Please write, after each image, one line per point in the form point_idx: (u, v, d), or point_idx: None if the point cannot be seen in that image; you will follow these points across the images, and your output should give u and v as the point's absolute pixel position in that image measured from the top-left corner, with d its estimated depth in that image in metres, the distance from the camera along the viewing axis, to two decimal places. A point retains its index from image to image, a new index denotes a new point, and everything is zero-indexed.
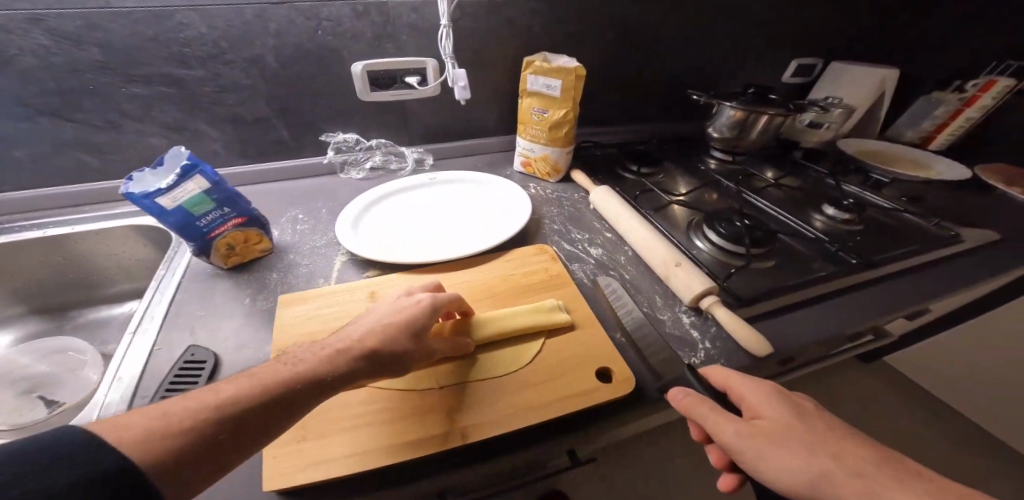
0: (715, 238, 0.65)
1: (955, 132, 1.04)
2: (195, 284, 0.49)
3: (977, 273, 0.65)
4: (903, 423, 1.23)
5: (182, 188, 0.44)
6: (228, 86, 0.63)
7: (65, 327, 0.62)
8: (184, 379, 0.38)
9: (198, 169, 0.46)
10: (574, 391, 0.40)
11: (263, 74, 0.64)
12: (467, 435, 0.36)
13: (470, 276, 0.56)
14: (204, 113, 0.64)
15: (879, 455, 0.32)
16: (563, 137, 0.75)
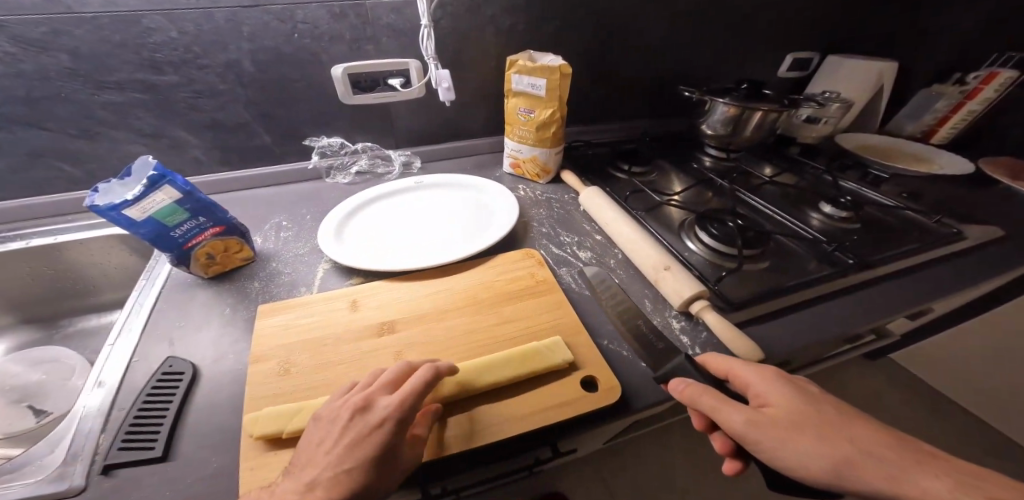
0: (706, 239, 0.56)
1: (959, 125, 1.00)
2: (176, 292, 0.51)
3: (986, 272, 0.59)
4: (912, 425, 1.12)
5: (152, 201, 0.43)
6: (204, 92, 0.63)
7: (55, 337, 0.66)
8: (160, 390, 0.39)
9: (166, 179, 0.44)
10: (546, 405, 0.39)
11: (238, 78, 0.63)
12: (444, 448, 0.36)
13: (446, 285, 0.52)
14: (182, 118, 0.64)
15: (891, 438, 0.32)
16: (551, 137, 0.68)
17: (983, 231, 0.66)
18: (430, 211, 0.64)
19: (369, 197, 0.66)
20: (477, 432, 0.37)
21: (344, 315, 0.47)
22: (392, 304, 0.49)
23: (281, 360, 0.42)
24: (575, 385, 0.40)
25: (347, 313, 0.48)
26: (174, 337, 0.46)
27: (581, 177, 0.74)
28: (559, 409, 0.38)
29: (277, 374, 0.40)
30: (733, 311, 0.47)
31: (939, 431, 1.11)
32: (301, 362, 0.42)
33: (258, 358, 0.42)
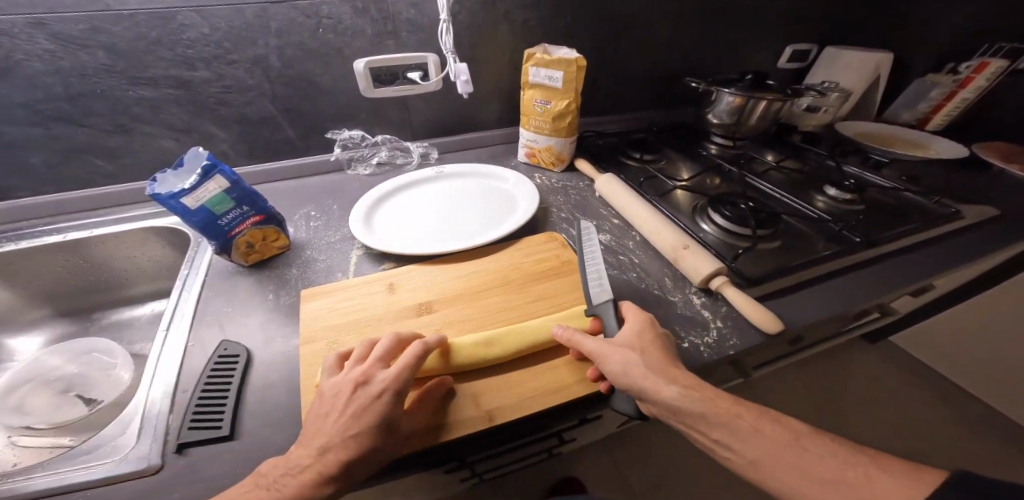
0: (720, 221, 0.59)
1: (952, 113, 1.03)
2: (218, 281, 0.53)
3: (983, 248, 0.62)
4: (914, 404, 1.16)
5: (205, 189, 0.46)
6: (234, 87, 0.65)
7: (91, 328, 0.68)
8: (219, 372, 0.42)
9: (218, 168, 0.47)
10: (584, 377, 0.42)
11: (266, 73, 0.65)
12: (492, 418, 0.38)
13: (475, 268, 0.54)
14: (212, 113, 0.66)
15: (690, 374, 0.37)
16: (567, 127, 0.70)
17: (980, 210, 0.70)
18: (454, 200, 0.67)
19: (393, 186, 0.68)
20: (522, 402, 0.40)
21: (383, 297, 0.50)
22: (429, 287, 0.51)
23: (329, 340, 0.45)
24: None
25: (386, 295, 0.50)
26: (224, 322, 0.48)
27: (595, 164, 0.77)
28: (595, 381, 0.41)
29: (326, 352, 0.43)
30: (750, 287, 0.50)
31: (939, 407, 1.15)
32: (348, 342, 0.45)
33: (308, 339, 0.45)
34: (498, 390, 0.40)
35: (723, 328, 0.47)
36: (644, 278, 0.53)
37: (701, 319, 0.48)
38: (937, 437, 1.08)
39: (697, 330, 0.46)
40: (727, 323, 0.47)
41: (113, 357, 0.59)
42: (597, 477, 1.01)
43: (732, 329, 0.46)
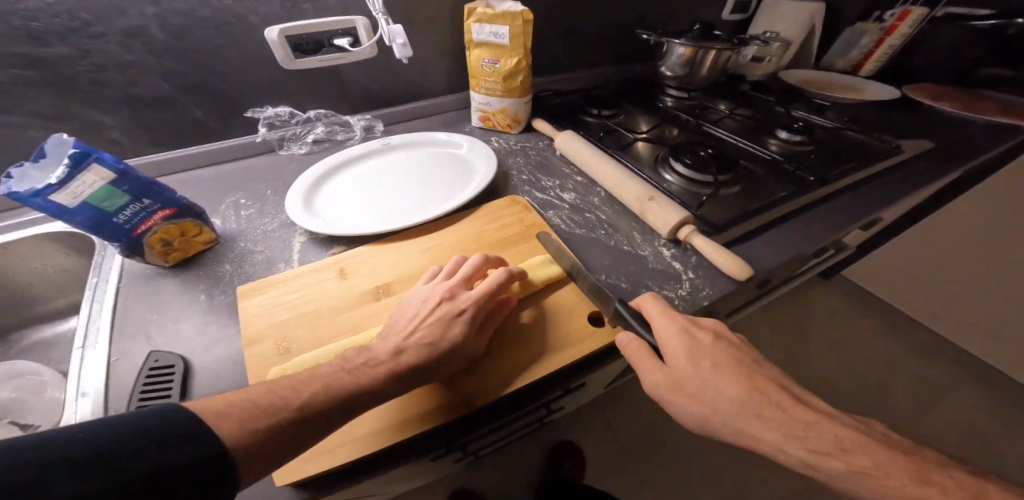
0: (682, 170, 0.58)
1: (882, 58, 1.02)
2: (139, 286, 0.46)
3: (922, 177, 0.65)
4: (861, 329, 1.27)
5: (82, 184, 0.36)
6: (107, 64, 0.53)
7: (11, 352, 0.58)
8: (153, 388, 0.36)
9: (92, 156, 0.36)
10: (563, 343, 0.40)
11: (149, 48, 0.54)
12: (468, 403, 0.36)
13: (435, 241, 0.51)
14: (88, 96, 0.54)
15: (767, 400, 0.31)
16: (519, 86, 0.66)
17: (918, 144, 0.73)
18: (406, 172, 0.61)
19: (335, 163, 0.62)
20: (500, 379, 0.38)
21: (334, 283, 0.45)
22: (385, 268, 0.47)
23: (275, 338, 0.40)
24: (582, 321, 0.42)
25: (337, 281, 0.45)
26: (152, 332, 0.42)
27: (553, 124, 0.73)
28: (570, 350, 0.39)
29: (272, 356, 0.38)
30: (717, 234, 0.49)
31: (881, 329, 1.27)
32: (300, 339, 0.40)
33: (251, 341, 0.40)
34: (472, 372, 0.38)
35: (695, 278, 0.46)
36: (612, 234, 0.52)
37: (672, 271, 0.47)
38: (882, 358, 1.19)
39: (670, 284, 0.45)
40: (698, 274, 0.46)
41: (40, 375, 0.52)
42: (585, 434, 1.04)
43: (703, 279, 0.46)
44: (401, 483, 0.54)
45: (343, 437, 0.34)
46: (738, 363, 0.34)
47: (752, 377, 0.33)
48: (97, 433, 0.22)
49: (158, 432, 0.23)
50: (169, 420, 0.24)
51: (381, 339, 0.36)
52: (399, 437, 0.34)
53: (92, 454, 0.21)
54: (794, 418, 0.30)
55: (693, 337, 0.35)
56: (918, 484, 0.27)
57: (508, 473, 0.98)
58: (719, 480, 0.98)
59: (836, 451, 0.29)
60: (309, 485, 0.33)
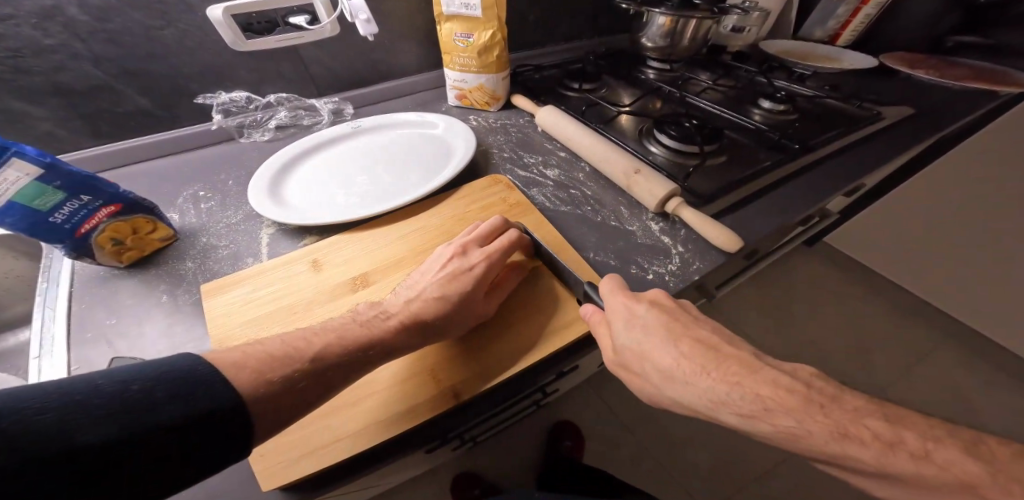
0: (668, 142, 0.56)
1: (859, 28, 0.95)
2: (93, 289, 0.42)
3: (902, 142, 0.65)
4: (841, 294, 1.31)
5: (5, 182, 0.32)
6: (25, 50, 0.47)
7: None
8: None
9: (13, 149, 0.32)
10: (559, 323, 0.39)
11: (71, 30, 0.48)
12: (458, 395, 0.35)
13: (413, 226, 0.48)
14: (9, 87, 0.48)
15: (702, 374, 0.29)
16: (496, 61, 0.62)
17: (898, 110, 0.72)
18: (381, 154, 0.58)
19: (303, 148, 0.58)
20: (494, 365, 0.36)
21: (307, 276, 0.43)
22: (361, 256, 0.45)
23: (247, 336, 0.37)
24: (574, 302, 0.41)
25: (311, 273, 0.43)
26: (111, 337, 0.39)
27: (533, 99, 0.70)
28: (561, 332, 0.38)
29: None
30: (705, 205, 0.48)
31: (861, 293, 1.31)
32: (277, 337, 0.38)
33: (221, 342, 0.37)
34: (462, 362, 0.37)
35: (685, 252, 0.45)
36: (600, 210, 0.50)
37: (662, 246, 0.46)
38: (861, 321, 1.23)
39: (660, 259, 0.44)
40: (688, 248, 0.45)
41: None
42: (580, 411, 1.05)
43: (693, 253, 0.45)
44: (397, 473, 0.53)
45: (328, 436, 0.32)
46: (672, 330, 0.32)
47: (686, 343, 0.31)
48: (117, 384, 0.23)
49: (173, 386, 0.24)
50: (187, 371, 0.25)
51: (364, 327, 0.34)
52: (392, 432, 0.33)
53: (110, 406, 0.22)
54: (720, 381, 0.28)
55: (633, 312, 0.34)
56: (835, 440, 0.24)
57: (505, 454, 0.98)
58: (711, 447, 1.00)
59: (762, 412, 0.26)
60: (297, 487, 0.31)
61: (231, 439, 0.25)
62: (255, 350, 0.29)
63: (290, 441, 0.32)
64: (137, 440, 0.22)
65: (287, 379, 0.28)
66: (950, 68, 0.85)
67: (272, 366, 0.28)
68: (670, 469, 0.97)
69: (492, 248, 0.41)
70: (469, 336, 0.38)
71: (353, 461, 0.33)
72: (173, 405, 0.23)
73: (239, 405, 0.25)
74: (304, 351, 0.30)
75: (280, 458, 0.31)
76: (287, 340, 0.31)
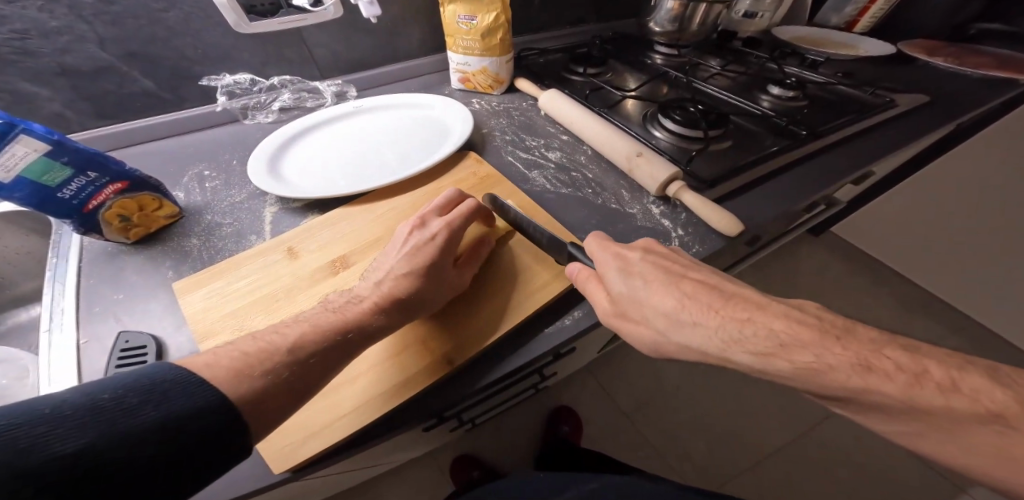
0: (671, 126, 0.56)
1: (878, 14, 0.91)
2: (100, 265, 0.43)
3: (916, 131, 0.63)
4: (850, 287, 1.29)
5: (12, 158, 0.33)
6: (32, 31, 0.48)
7: None
8: (127, 366, 0.35)
9: (19, 127, 0.32)
10: (541, 281, 0.41)
11: (76, 11, 0.48)
12: (452, 361, 0.36)
13: (406, 200, 0.51)
14: (18, 68, 0.49)
15: (713, 316, 0.29)
16: (500, 44, 0.61)
17: (913, 98, 0.70)
18: (370, 138, 0.58)
19: (284, 137, 0.57)
20: (481, 331, 0.38)
21: (284, 264, 0.43)
22: (337, 240, 0.46)
23: (234, 327, 0.38)
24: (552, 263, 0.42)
25: (287, 262, 0.44)
26: (120, 311, 0.40)
27: (537, 83, 0.69)
28: (543, 290, 0.40)
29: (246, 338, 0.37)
30: (707, 189, 0.48)
31: (870, 287, 1.29)
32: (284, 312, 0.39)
33: (205, 336, 0.37)
34: (452, 330, 0.38)
35: (685, 236, 0.44)
36: (600, 193, 0.50)
37: (662, 229, 0.46)
38: (868, 315, 1.21)
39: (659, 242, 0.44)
40: (688, 231, 0.45)
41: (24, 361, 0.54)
42: (581, 399, 1.05)
43: (693, 236, 0.44)
44: (398, 451, 0.54)
45: (331, 414, 0.33)
46: (664, 270, 0.33)
47: (680, 280, 0.32)
48: (85, 397, 0.23)
49: (145, 392, 0.24)
50: (161, 381, 0.25)
51: (337, 313, 0.34)
52: (394, 401, 0.34)
53: (81, 417, 0.22)
54: (726, 318, 0.29)
55: (625, 260, 0.35)
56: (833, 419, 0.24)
57: (506, 438, 1.00)
58: (710, 435, 1.00)
59: (776, 349, 0.27)
60: (306, 466, 0.32)
61: (215, 438, 0.25)
62: (229, 351, 0.29)
63: (296, 424, 0.33)
64: (114, 447, 0.22)
65: (270, 372, 0.29)
66: (971, 56, 0.82)
67: (250, 362, 0.29)
68: (668, 456, 0.97)
69: (451, 216, 0.42)
70: (457, 308, 0.39)
71: (359, 438, 0.34)
72: (147, 409, 0.23)
73: (218, 402, 0.26)
74: (279, 342, 0.31)
75: (287, 440, 0.32)
76: (260, 337, 0.31)
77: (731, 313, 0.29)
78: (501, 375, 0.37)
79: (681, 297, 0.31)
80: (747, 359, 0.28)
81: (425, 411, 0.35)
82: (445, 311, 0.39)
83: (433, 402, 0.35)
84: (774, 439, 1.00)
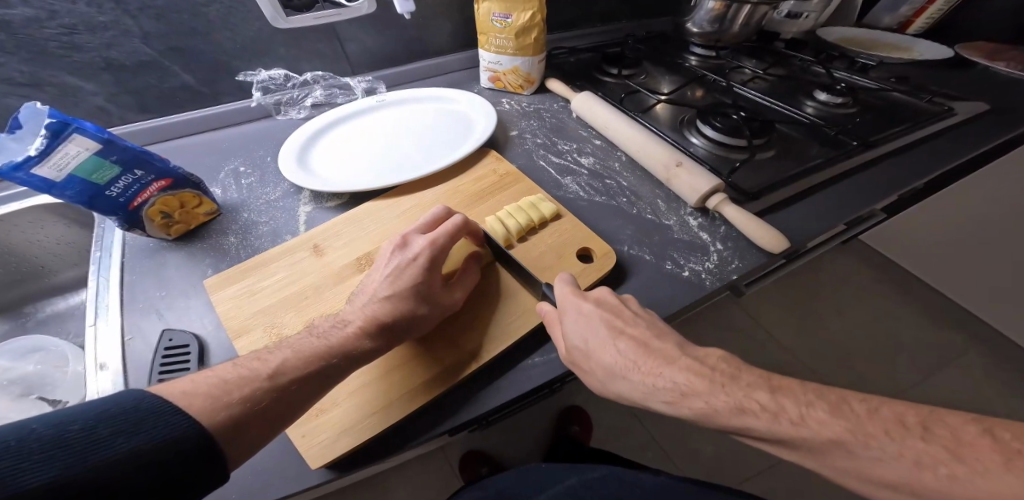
0: (710, 133, 0.54)
1: (935, 14, 0.85)
2: (141, 259, 0.45)
3: (973, 143, 0.59)
4: (881, 299, 1.22)
5: (65, 156, 0.34)
6: (79, 26, 0.49)
7: (29, 323, 0.60)
8: (169, 366, 0.36)
9: (72, 126, 0.33)
10: (530, 305, 0.40)
11: (124, 6, 0.49)
12: (479, 356, 0.37)
13: (426, 198, 0.50)
14: (63, 62, 0.50)
15: (637, 374, 0.30)
16: (533, 43, 0.60)
17: (971, 105, 0.65)
18: (393, 135, 0.58)
19: (309, 135, 0.57)
20: (505, 330, 0.38)
21: (312, 261, 0.44)
22: (361, 236, 0.46)
23: (264, 325, 0.39)
24: (574, 259, 0.43)
25: (312, 259, 0.44)
26: (161, 308, 0.41)
27: (568, 84, 0.68)
28: None
29: (274, 337, 0.38)
30: (748, 203, 0.46)
31: (902, 299, 1.22)
32: (311, 310, 0.40)
33: (239, 336, 0.38)
34: (477, 325, 0.39)
35: (724, 251, 0.43)
36: (634, 201, 0.49)
37: (699, 243, 0.44)
38: (900, 330, 1.15)
39: (696, 257, 0.42)
40: (727, 246, 0.43)
41: (60, 348, 0.55)
42: (594, 403, 1.04)
43: (733, 251, 0.43)
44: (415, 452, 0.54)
45: (362, 412, 0.33)
46: (608, 322, 0.33)
47: (621, 334, 0.32)
48: (52, 427, 0.21)
49: (117, 421, 0.23)
50: (135, 408, 0.24)
51: (322, 338, 0.33)
52: (424, 399, 0.34)
53: (51, 448, 0.21)
54: (648, 375, 0.29)
55: (578, 307, 0.34)
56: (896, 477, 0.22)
57: (518, 439, 1.00)
58: (722, 442, 0.98)
59: (679, 398, 0.27)
60: (336, 466, 0.32)
61: (190, 469, 0.24)
62: (208, 375, 0.28)
63: (325, 421, 0.33)
64: (86, 480, 0.21)
65: (250, 400, 0.28)
66: None
67: (228, 388, 0.28)
68: (676, 461, 0.96)
69: (435, 233, 0.40)
70: (471, 313, 0.40)
71: (388, 436, 0.34)
72: (119, 439, 0.22)
73: (195, 429, 0.25)
74: (261, 368, 0.30)
75: (316, 440, 0.32)
76: (242, 363, 0.30)
77: (651, 369, 0.29)
78: (523, 390, 0.36)
79: (617, 352, 0.31)
80: (662, 408, 0.28)
81: (453, 412, 0.35)
82: (459, 318, 0.39)
83: (458, 405, 0.35)
84: (788, 448, 0.97)
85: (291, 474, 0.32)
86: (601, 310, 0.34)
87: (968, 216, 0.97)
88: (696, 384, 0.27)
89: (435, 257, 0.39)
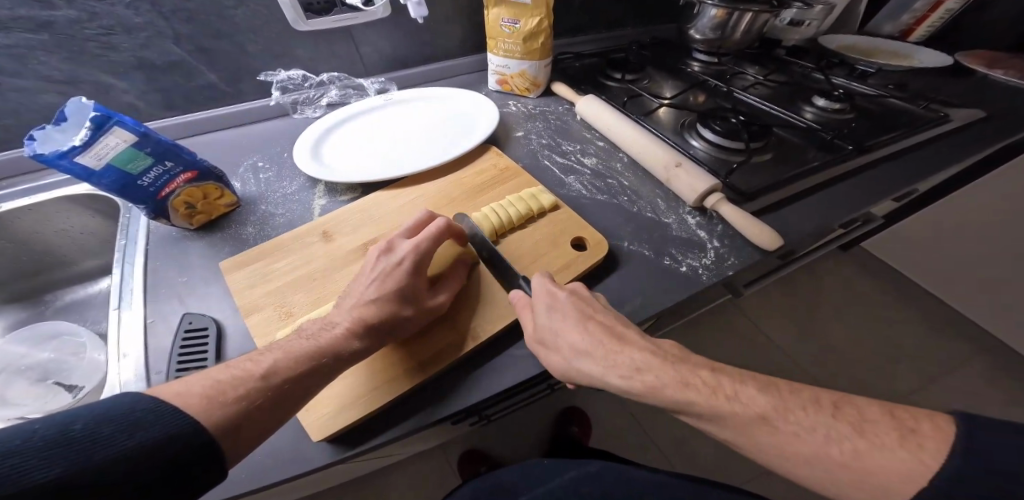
0: (710, 137, 0.55)
1: (937, 23, 0.87)
2: (164, 247, 0.47)
3: (969, 149, 0.60)
4: (882, 305, 1.23)
5: (106, 147, 0.36)
6: (116, 27, 0.52)
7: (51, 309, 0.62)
8: (191, 346, 0.38)
9: (114, 119, 0.36)
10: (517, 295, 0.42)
11: (158, 9, 0.52)
12: (479, 338, 0.39)
13: (433, 193, 0.52)
14: (99, 61, 0.53)
15: (599, 362, 0.32)
16: (540, 48, 0.62)
17: (969, 112, 0.66)
18: (399, 133, 0.60)
19: (323, 133, 0.59)
20: (499, 316, 0.40)
21: (323, 250, 0.46)
22: (371, 227, 0.48)
23: (281, 310, 0.41)
24: (568, 248, 0.44)
25: (324, 247, 0.46)
26: (183, 294, 0.43)
27: (574, 87, 0.70)
28: (561, 274, 0.42)
29: (290, 321, 0.40)
30: (746, 203, 0.48)
31: (903, 306, 1.23)
32: (325, 295, 0.42)
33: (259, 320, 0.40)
34: (472, 312, 0.40)
35: (720, 248, 0.45)
36: (634, 200, 0.51)
37: (697, 240, 0.46)
38: (901, 336, 1.16)
39: (694, 253, 0.44)
40: (724, 243, 0.45)
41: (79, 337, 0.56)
42: (594, 402, 1.06)
43: (729, 249, 0.44)
44: (418, 442, 0.56)
45: (366, 390, 0.35)
46: (581, 310, 0.35)
47: (589, 321, 0.34)
48: (57, 427, 0.23)
49: (120, 420, 0.24)
50: (136, 408, 0.25)
51: (311, 340, 0.33)
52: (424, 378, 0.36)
53: (55, 445, 0.22)
54: (609, 360, 0.32)
55: (554, 297, 0.36)
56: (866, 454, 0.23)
57: (519, 437, 1.01)
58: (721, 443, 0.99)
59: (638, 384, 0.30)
60: (341, 439, 0.34)
61: (191, 464, 0.25)
62: (200, 378, 0.29)
63: (332, 397, 0.35)
64: (93, 473, 0.22)
65: (244, 398, 0.28)
66: None
67: (223, 388, 0.28)
68: (675, 460, 0.97)
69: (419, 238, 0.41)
70: (462, 308, 0.41)
71: (391, 412, 0.36)
72: (121, 438, 0.24)
73: (193, 428, 0.26)
74: (254, 368, 0.30)
75: (321, 416, 0.34)
76: (234, 364, 0.30)
77: (612, 353, 0.32)
78: (524, 376, 0.38)
79: (583, 337, 0.33)
80: (619, 385, 0.32)
81: (455, 394, 0.37)
82: (451, 312, 0.41)
83: (460, 386, 0.37)
84: None
85: (301, 448, 0.34)
86: (574, 298, 0.36)
87: (969, 223, 0.97)
88: (652, 364, 0.31)
89: (420, 260, 0.40)
